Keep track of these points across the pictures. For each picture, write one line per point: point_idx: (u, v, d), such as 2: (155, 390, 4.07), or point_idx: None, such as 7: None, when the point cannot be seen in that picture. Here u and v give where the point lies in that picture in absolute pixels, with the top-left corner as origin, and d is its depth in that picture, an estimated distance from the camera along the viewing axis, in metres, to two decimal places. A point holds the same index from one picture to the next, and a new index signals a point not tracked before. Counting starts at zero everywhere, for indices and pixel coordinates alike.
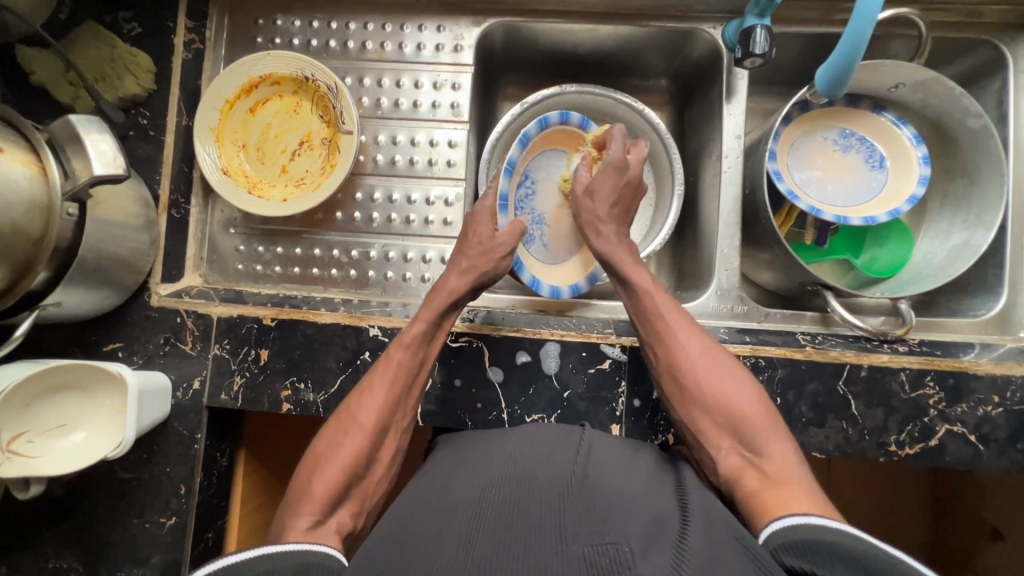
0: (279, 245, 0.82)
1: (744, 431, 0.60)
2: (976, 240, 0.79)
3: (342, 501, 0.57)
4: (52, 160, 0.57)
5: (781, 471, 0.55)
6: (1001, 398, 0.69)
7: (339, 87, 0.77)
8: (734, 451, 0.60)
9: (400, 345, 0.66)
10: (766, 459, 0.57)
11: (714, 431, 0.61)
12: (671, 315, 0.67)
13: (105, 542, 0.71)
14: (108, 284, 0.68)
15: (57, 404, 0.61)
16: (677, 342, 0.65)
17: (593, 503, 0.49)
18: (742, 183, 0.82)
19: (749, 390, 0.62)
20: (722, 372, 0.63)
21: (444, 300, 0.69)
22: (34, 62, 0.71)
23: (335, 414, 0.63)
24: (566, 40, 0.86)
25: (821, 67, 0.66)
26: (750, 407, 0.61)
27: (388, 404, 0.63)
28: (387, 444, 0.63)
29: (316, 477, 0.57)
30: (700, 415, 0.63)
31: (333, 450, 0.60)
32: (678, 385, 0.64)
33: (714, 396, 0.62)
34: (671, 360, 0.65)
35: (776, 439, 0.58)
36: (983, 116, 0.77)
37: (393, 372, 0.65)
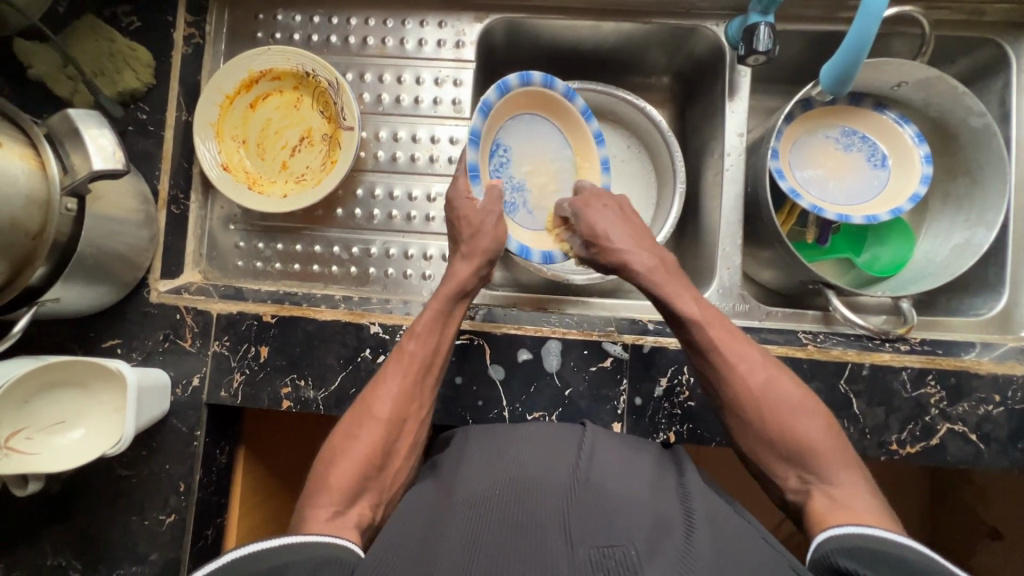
0: (279, 241, 0.81)
1: (812, 461, 0.57)
2: (978, 239, 0.78)
3: (361, 493, 0.56)
4: (51, 155, 0.57)
5: (851, 500, 0.53)
6: (1002, 397, 0.69)
7: (340, 83, 0.76)
8: (801, 480, 0.58)
9: (412, 337, 0.66)
10: (836, 487, 0.55)
11: (780, 464, 0.59)
12: (730, 348, 0.63)
13: (103, 540, 0.71)
14: (107, 281, 0.68)
15: (56, 400, 0.61)
16: (739, 376, 0.62)
17: (600, 502, 0.49)
18: (744, 181, 0.82)
19: (813, 414, 0.59)
20: (787, 403, 0.60)
21: (454, 289, 0.68)
22: (32, 55, 0.70)
23: (351, 409, 0.63)
24: (568, 36, 0.86)
25: (825, 66, 0.66)
26: (817, 436, 0.58)
27: (401, 394, 0.63)
28: (406, 435, 0.62)
29: (334, 471, 0.56)
30: (765, 447, 0.60)
31: (351, 442, 0.59)
32: (743, 420, 0.61)
33: (780, 428, 0.59)
34: (735, 397, 0.61)
35: (844, 467, 0.56)
36: (986, 115, 0.77)
37: (405, 364, 0.64)
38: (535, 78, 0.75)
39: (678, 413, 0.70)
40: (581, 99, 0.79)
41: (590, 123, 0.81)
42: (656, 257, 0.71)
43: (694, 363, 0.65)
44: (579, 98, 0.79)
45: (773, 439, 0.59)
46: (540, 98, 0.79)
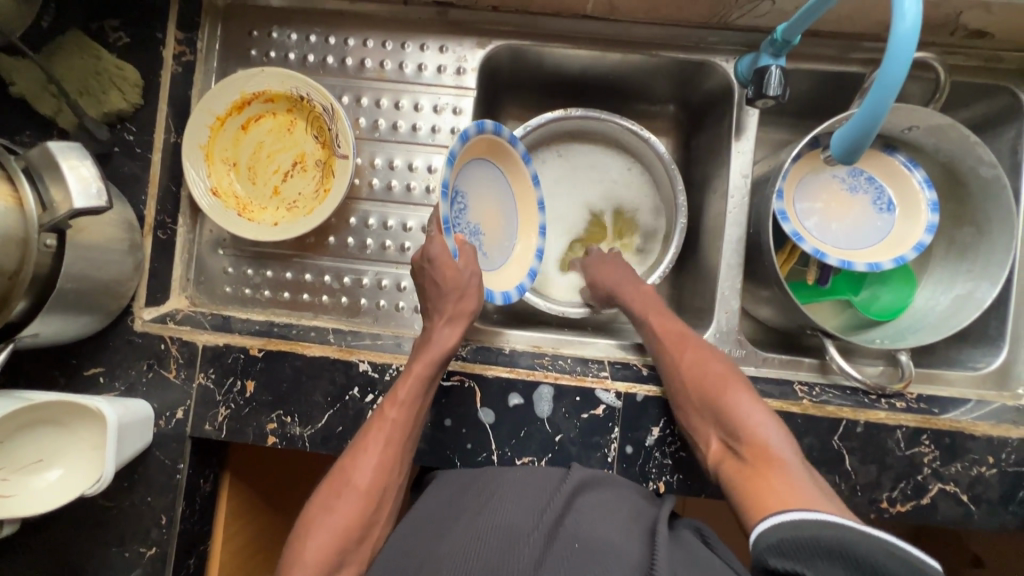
0: (269, 268, 0.79)
1: (732, 421, 0.61)
2: (980, 293, 0.77)
3: (341, 567, 0.56)
4: (29, 190, 0.54)
5: (764, 462, 0.56)
6: (996, 459, 0.69)
7: (335, 110, 0.74)
8: (722, 446, 0.61)
9: (393, 405, 0.64)
10: (748, 448, 0.59)
11: (706, 426, 0.63)
12: (671, 333, 0.72)
13: (82, 571, 0.70)
14: (90, 311, 0.66)
15: (34, 438, 0.59)
16: (673, 351, 0.70)
17: (573, 556, 0.47)
18: (747, 223, 0.80)
19: (737, 383, 0.64)
20: (709, 371, 0.66)
21: (434, 355, 0.66)
22: (14, 72, 0.67)
23: (329, 475, 0.62)
24: (573, 64, 0.83)
25: (836, 134, 0.61)
26: (737, 402, 0.62)
27: (381, 464, 0.61)
28: (386, 506, 0.61)
29: (310, 544, 0.56)
30: (691, 413, 0.65)
31: (328, 513, 0.58)
32: (678, 387, 0.67)
33: (704, 393, 0.64)
34: (670, 366, 0.69)
35: (759, 428, 0.59)
36: (997, 166, 0.75)
37: (385, 432, 0.63)
38: (487, 125, 0.70)
39: (668, 463, 0.69)
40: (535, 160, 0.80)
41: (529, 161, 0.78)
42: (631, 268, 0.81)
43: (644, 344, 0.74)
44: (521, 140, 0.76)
45: (698, 402, 0.65)
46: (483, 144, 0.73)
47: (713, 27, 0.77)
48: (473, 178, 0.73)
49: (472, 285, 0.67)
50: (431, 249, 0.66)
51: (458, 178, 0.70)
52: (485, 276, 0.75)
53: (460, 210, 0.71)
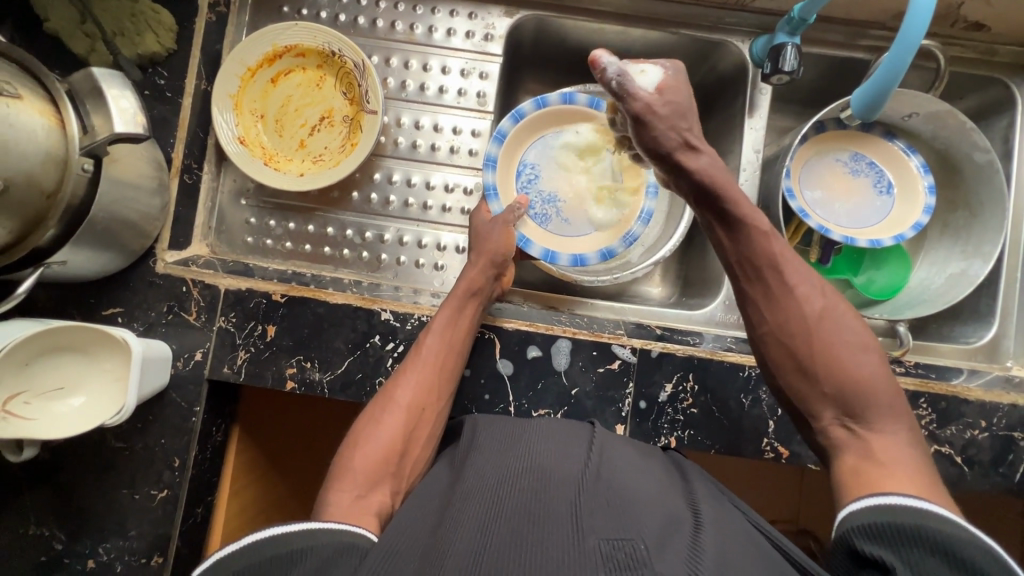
0: (291, 220, 0.80)
1: (856, 403, 0.57)
2: (973, 271, 0.82)
3: (380, 481, 0.59)
4: (72, 113, 0.55)
5: (888, 454, 0.53)
6: (988, 423, 0.72)
7: (366, 65, 0.75)
8: (839, 423, 0.58)
9: (429, 332, 0.68)
10: (872, 435, 0.55)
11: (819, 399, 0.60)
12: (789, 269, 0.65)
13: (91, 513, 0.69)
14: (115, 247, 0.66)
15: (57, 366, 0.59)
16: (792, 303, 0.64)
17: (610, 498, 0.50)
18: (756, 197, 0.84)
19: (865, 356, 0.60)
20: (847, 336, 0.61)
21: (462, 287, 0.70)
22: (49, 8, 0.68)
23: (372, 400, 0.66)
24: (594, 40, 0.86)
25: (857, 91, 0.65)
26: (869, 376, 0.58)
27: (420, 387, 0.65)
28: (424, 427, 0.65)
29: (355, 459, 0.60)
30: (805, 376, 0.61)
31: (372, 433, 0.62)
32: (784, 347, 0.63)
33: (826, 364, 0.60)
34: (778, 321, 0.64)
35: (890, 415, 0.56)
36: (990, 152, 0.80)
37: (421, 359, 0.66)
38: (553, 100, 0.81)
39: (680, 418, 0.71)
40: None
41: None
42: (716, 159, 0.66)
43: (741, 279, 0.68)
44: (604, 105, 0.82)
45: (816, 374, 0.61)
46: (565, 116, 0.83)
47: (730, 8, 0.81)
48: (545, 152, 0.83)
49: (495, 233, 0.74)
50: (473, 219, 0.77)
51: (526, 154, 0.83)
52: (566, 239, 0.82)
53: (530, 180, 0.83)
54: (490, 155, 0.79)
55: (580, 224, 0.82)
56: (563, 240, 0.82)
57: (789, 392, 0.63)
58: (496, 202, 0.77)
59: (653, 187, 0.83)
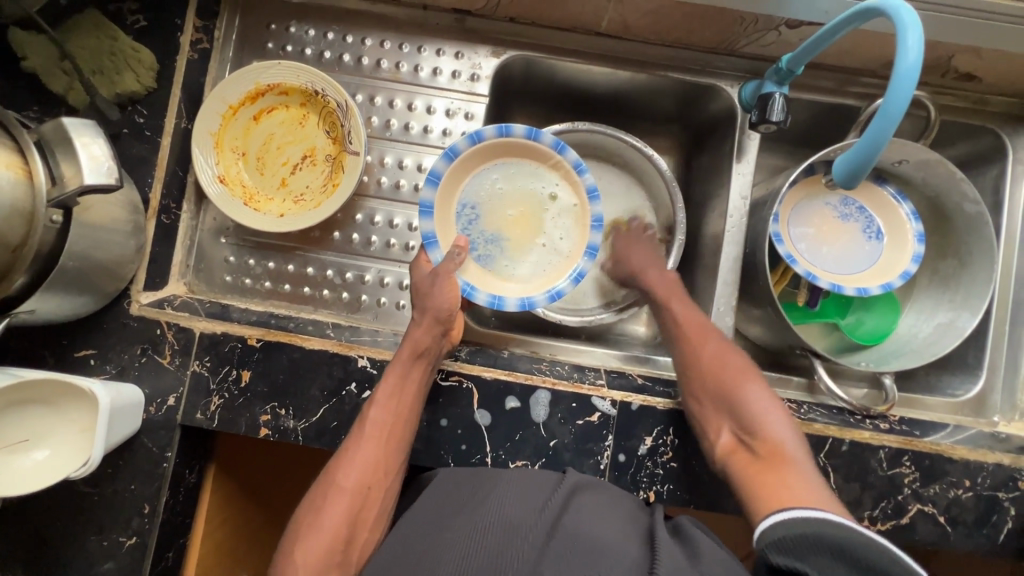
0: (271, 259, 0.79)
1: (746, 417, 0.64)
2: (961, 322, 0.81)
3: (327, 571, 0.56)
4: (40, 164, 0.54)
5: (776, 455, 0.59)
6: (972, 482, 0.71)
7: (349, 106, 0.75)
8: (738, 443, 0.63)
9: (373, 405, 0.66)
10: (763, 444, 0.61)
11: (718, 417, 0.66)
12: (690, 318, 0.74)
13: (57, 559, 0.68)
14: (87, 291, 0.65)
15: (22, 417, 0.58)
16: (695, 336, 0.72)
17: (573, 542, 0.49)
18: (743, 243, 0.82)
19: (754, 382, 0.67)
20: (739, 364, 0.69)
21: (407, 351, 0.68)
22: (27, 47, 0.67)
23: (319, 479, 0.64)
24: (583, 79, 0.85)
25: (839, 160, 0.63)
26: (757, 399, 0.65)
27: (366, 463, 0.63)
28: (373, 506, 0.62)
29: (301, 548, 0.58)
30: (705, 403, 0.67)
31: (319, 516, 0.60)
32: (691, 373, 0.70)
33: (721, 385, 0.67)
34: (687, 351, 0.72)
35: (777, 430, 0.62)
36: (980, 203, 0.79)
37: (365, 433, 0.64)
38: (489, 133, 0.75)
39: (660, 472, 0.70)
40: (574, 151, 0.77)
41: (566, 155, 0.77)
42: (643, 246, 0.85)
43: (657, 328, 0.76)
44: (544, 136, 0.75)
45: (713, 395, 0.67)
46: (505, 148, 0.77)
47: (720, 52, 0.80)
48: (484, 191, 0.79)
49: (440, 293, 0.71)
50: (414, 275, 0.75)
51: (464, 191, 0.78)
52: (510, 279, 0.79)
53: (469, 221, 0.79)
54: (426, 202, 0.74)
55: (522, 264, 0.79)
56: (505, 282, 0.78)
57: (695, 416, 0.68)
58: (435, 251, 0.74)
59: (599, 219, 0.78)
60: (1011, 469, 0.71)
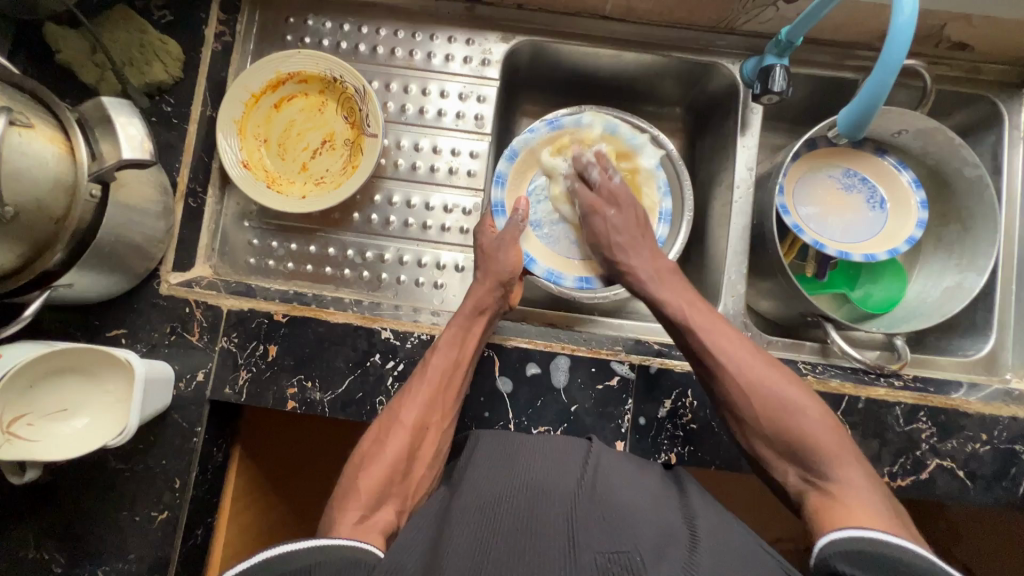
0: (292, 241, 0.82)
1: (810, 456, 0.57)
2: (968, 283, 0.82)
3: (385, 498, 0.59)
4: (81, 141, 0.56)
5: (854, 499, 0.53)
6: (989, 436, 0.72)
7: (366, 91, 0.78)
8: (800, 479, 0.58)
9: (435, 352, 0.68)
10: (836, 484, 0.55)
11: (780, 460, 0.59)
12: (720, 347, 0.64)
13: (91, 535, 0.69)
14: (121, 269, 0.67)
15: (61, 387, 0.60)
16: (731, 373, 0.63)
17: (606, 508, 0.51)
18: (751, 214, 0.84)
19: (810, 412, 0.59)
20: (783, 395, 0.61)
21: (469, 306, 0.72)
22: (61, 40, 0.70)
23: (377, 418, 0.67)
24: (588, 63, 0.88)
25: (843, 110, 0.68)
26: (816, 433, 0.58)
27: (424, 405, 0.66)
28: (428, 444, 0.66)
29: (360, 478, 0.60)
30: (760, 443, 0.61)
31: (379, 448, 0.63)
32: (734, 414, 0.63)
33: (773, 425, 0.60)
34: (721, 391, 0.64)
35: (844, 463, 0.56)
36: (980, 167, 0.82)
37: (427, 378, 0.67)
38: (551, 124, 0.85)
39: (680, 434, 0.71)
40: (646, 144, 0.85)
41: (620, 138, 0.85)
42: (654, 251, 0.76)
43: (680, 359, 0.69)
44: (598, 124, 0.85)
45: (766, 435, 0.60)
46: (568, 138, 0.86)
47: (720, 31, 0.83)
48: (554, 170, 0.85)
49: (501, 255, 0.75)
50: (479, 236, 0.78)
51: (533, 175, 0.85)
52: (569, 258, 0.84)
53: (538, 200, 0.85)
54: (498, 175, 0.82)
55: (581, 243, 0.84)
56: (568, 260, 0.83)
57: (749, 453, 0.62)
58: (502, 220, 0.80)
59: (666, 214, 0.85)
60: None
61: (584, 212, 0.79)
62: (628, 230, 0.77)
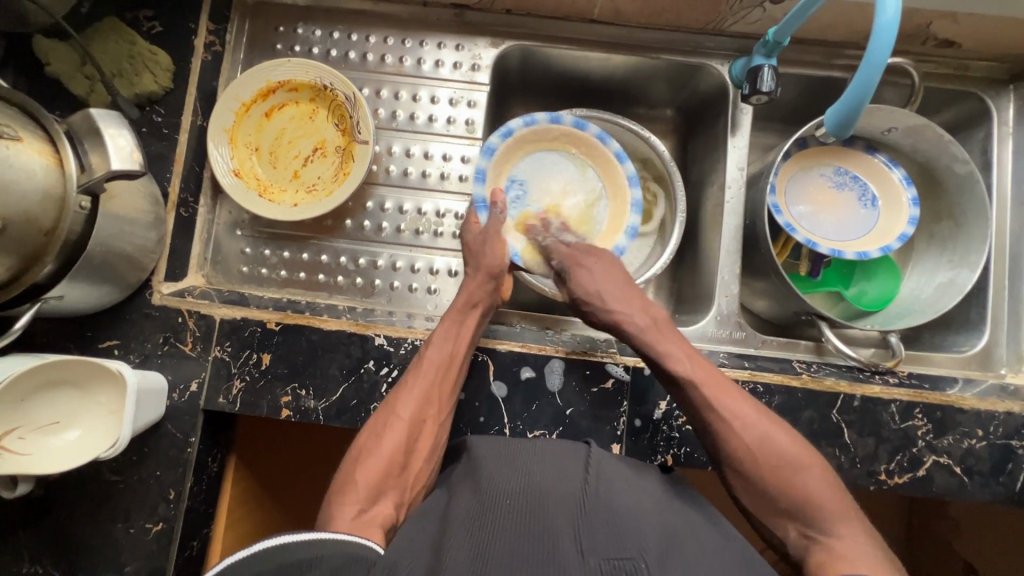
0: (285, 249, 0.82)
1: (810, 515, 0.57)
2: (961, 279, 0.83)
3: (383, 493, 0.59)
4: (70, 152, 0.56)
5: (855, 555, 0.52)
6: (985, 432, 0.72)
7: (357, 98, 0.78)
8: (803, 536, 0.57)
9: (430, 345, 0.68)
10: (837, 539, 0.54)
11: (780, 518, 0.59)
12: (723, 403, 0.63)
13: (85, 549, 0.68)
14: (112, 281, 0.67)
15: (53, 400, 0.60)
16: (736, 429, 0.62)
17: (609, 511, 0.51)
18: (743, 214, 0.84)
19: (812, 469, 0.59)
20: (785, 453, 0.60)
21: (463, 300, 0.72)
22: (50, 53, 0.70)
23: (374, 413, 0.67)
24: (578, 66, 0.89)
25: (829, 109, 0.68)
26: (820, 490, 0.57)
27: (421, 398, 0.66)
28: (427, 437, 0.65)
29: (358, 474, 0.60)
30: (760, 499, 0.60)
31: (377, 443, 0.63)
32: (736, 470, 0.61)
33: (777, 482, 0.59)
34: (725, 445, 0.62)
35: (845, 519, 0.55)
36: (970, 163, 0.82)
37: (422, 369, 0.67)
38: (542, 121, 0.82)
39: (676, 435, 0.71)
40: (632, 163, 0.84)
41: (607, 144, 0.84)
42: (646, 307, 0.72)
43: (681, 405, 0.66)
44: (590, 128, 0.83)
45: (768, 492, 0.59)
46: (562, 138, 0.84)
47: (709, 33, 0.83)
48: (537, 169, 0.84)
49: (490, 247, 0.75)
50: (466, 232, 0.77)
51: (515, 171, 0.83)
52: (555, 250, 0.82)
53: (519, 196, 0.84)
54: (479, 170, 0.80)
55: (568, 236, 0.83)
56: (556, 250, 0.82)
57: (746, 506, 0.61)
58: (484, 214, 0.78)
59: (632, 231, 0.83)
60: (1021, 417, 0.72)
61: (563, 267, 0.76)
62: (611, 281, 0.74)
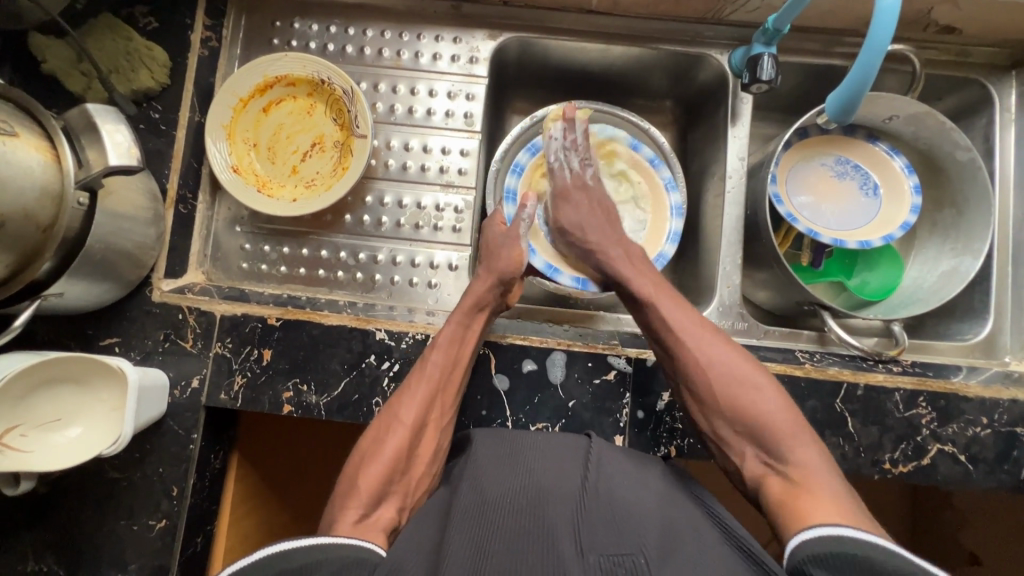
0: (285, 245, 0.81)
1: (767, 436, 0.59)
2: (964, 267, 0.82)
3: (385, 496, 0.59)
4: (67, 148, 0.56)
5: (808, 478, 0.54)
6: (989, 419, 0.72)
7: (354, 92, 0.77)
8: (759, 460, 0.59)
9: (434, 349, 0.68)
10: (792, 464, 0.56)
11: (737, 440, 0.61)
12: (692, 330, 0.66)
13: (89, 546, 0.68)
14: (112, 278, 0.67)
15: (54, 397, 0.60)
16: (694, 351, 0.64)
17: (609, 508, 0.51)
18: (744, 204, 0.84)
19: (766, 392, 0.61)
20: (739, 374, 0.63)
21: (469, 303, 0.71)
22: (46, 49, 0.70)
23: (376, 417, 0.66)
24: (577, 58, 0.88)
25: (831, 94, 0.67)
26: (775, 416, 0.59)
27: (424, 402, 0.65)
28: (428, 442, 0.65)
29: (360, 477, 0.59)
30: (717, 422, 0.62)
31: (378, 447, 0.62)
32: (693, 391, 0.64)
33: (731, 402, 0.61)
34: (681, 368, 0.65)
35: (799, 440, 0.57)
36: (972, 150, 0.81)
37: (426, 375, 0.66)
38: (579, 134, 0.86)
39: (679, 426, 0.71)
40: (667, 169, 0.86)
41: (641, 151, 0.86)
42: (618, 236, 0.77)
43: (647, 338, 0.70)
44: (631, 141, 0.86)
45: (726, 414, 0.61)
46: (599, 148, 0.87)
47: (708, 22, 0.83)
48: None
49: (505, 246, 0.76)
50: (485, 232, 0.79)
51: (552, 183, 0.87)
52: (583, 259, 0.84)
53: None
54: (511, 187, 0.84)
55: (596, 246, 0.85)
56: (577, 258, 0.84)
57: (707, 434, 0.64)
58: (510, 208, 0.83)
59: (674, 234, 0.84)
60: None
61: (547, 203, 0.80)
62: (592, 212, 0.78)
